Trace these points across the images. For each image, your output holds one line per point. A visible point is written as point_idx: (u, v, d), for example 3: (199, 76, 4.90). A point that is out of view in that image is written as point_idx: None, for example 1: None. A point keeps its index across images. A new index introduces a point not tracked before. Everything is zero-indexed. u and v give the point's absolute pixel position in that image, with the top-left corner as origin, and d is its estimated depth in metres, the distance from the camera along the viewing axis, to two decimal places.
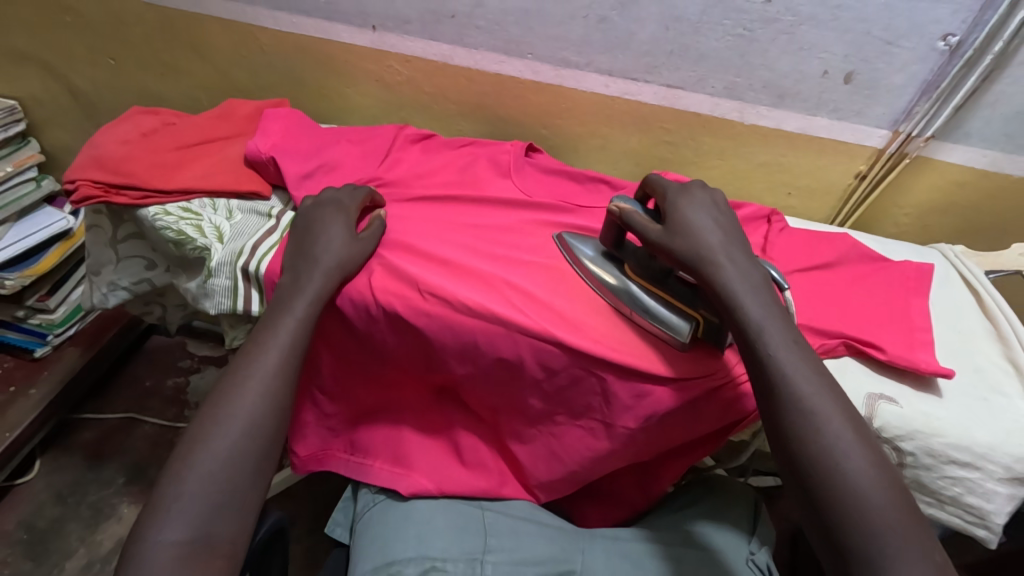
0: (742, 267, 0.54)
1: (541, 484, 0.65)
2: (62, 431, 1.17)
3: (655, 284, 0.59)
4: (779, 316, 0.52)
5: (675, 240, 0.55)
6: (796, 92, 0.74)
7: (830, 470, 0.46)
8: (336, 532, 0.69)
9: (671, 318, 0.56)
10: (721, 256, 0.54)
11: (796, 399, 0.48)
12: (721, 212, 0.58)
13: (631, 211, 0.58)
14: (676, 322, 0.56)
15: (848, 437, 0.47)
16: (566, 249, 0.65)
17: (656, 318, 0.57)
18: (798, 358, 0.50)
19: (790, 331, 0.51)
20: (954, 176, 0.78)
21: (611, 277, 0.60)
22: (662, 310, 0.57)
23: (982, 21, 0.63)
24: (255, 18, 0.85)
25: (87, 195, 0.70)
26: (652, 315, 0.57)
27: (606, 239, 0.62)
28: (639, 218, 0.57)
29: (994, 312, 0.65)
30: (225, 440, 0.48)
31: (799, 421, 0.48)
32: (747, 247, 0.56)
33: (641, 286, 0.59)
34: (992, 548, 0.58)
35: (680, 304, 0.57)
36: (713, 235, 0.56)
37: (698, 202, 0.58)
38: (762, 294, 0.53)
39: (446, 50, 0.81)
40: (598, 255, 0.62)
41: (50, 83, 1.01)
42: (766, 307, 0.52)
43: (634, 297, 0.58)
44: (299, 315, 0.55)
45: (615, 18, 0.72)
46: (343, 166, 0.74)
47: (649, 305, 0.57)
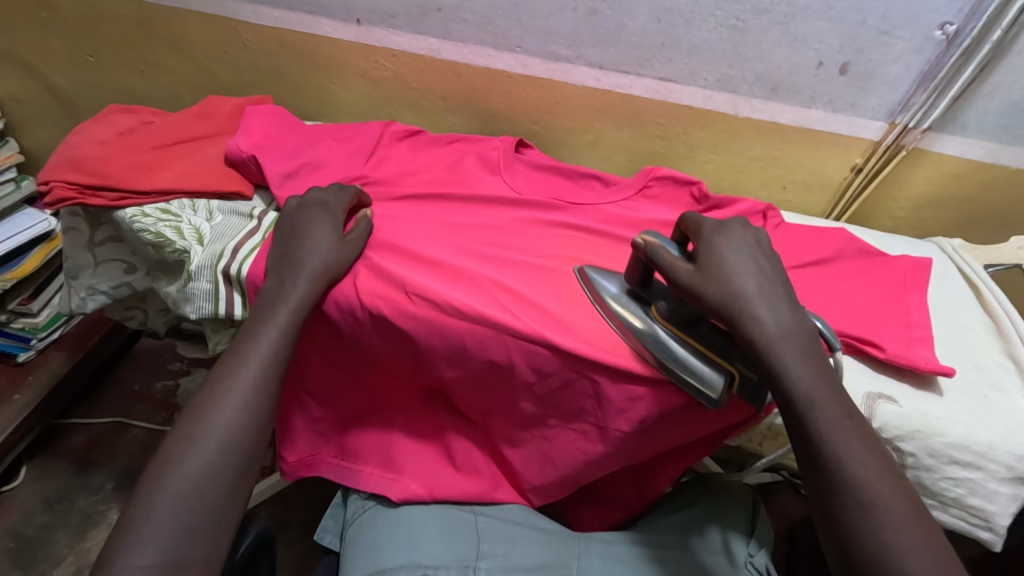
0: (784, 318, 0.50)
1: (535, 487, 0.64)
2: (48, 437, 1.15)
3: (687, 332, 0.53)
4: (807, 350, 0.49)
5: (708, 283, 0.51)
6: (791, 84, 0.72)
7: (870, 524, 0.43)
8: (325, 539, 0.67)
9: (705, 371, 0.50)
10: (761, 303, 0.50)
11: (831, 446, 0.45)
12: (761, 254, 0.55)
13: (658, 246, 0.53)
14: (709, 375, 0.50)
15: (887, 488, 0.44)
16: (588, 285, 0.59)
17: (686, 369, 0.51)
18: (829, 395, 0.47)
19: (824, 371, 0.48)
20: (951, 168, 0.77)
21: (637, 320, 0.54)
22: (694, 362, 0.51)
23: (980, 10, 0.62)
24: (236, 13, 0.82)
25: (63, 197, 0.68)
26: (682, 365, 0.51)
27: (631, 276, 0.56)
28: (668, 255, 0.53)
29: (994, 307, 0.64)
30: (202, 456, 0.47)
31: (836, 471, 0.45)
32: (791, 295, 0.52)
33: (671, 332, 0.53)
34: (994, 549, 0.57)
35: (714, 357, 0.51)
36: (753, 280, 0.52)
37: (735, 241, 0.54)
38: (794, 329, 0.50)
39: (433, 45, 0.79)
40: (623, 293, 0.57)
41: (28, 81, 0.98)
42: (804, 359, 0.48)
43: (663, 344, 0.52)
44: (281, 323, 0.53)
45: (605, 11, 0.71)
46: (329, 166, 0.72)
47: (678, 355, 0.51)
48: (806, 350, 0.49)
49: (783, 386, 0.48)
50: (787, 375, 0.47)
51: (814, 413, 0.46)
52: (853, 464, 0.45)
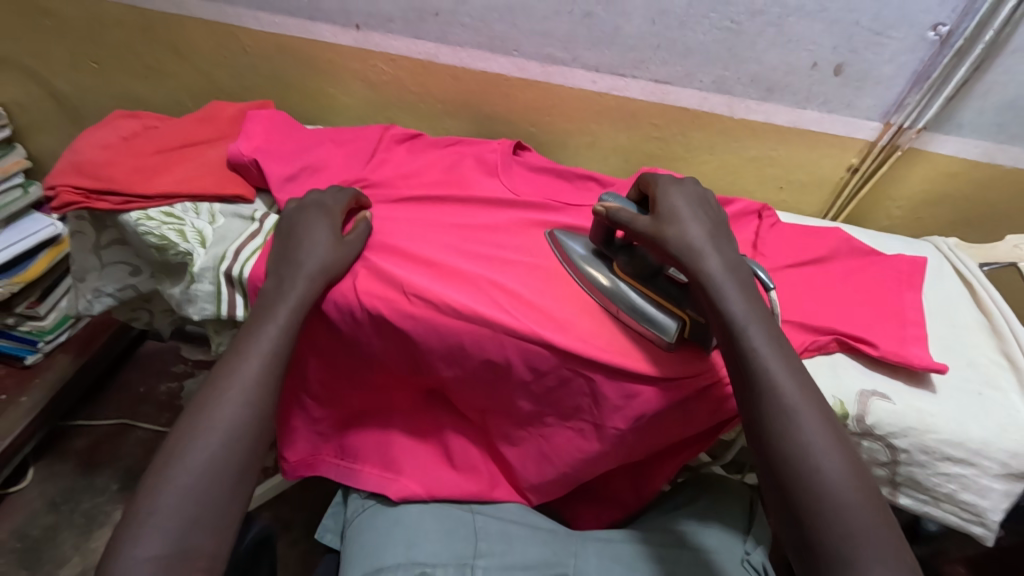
0: (727, 264, 0.53)
1: (532, 486, 0.64)
2: (54, 438, 1.16)
3: (646, 284, 0.58)
4: (774, 337, 0.50)
5: (662, 235, 0.55)
6: (786, 84, 0.73)
7: (827, 509, 0.44)
8: (326, 538, 0.68)
9: (661, 317, 0.56)
10: (708, 250, 0.54)
11: (792, 432, 0.46)
12: (708, 205, 0.58)
13: (619, 209, 0.58)
14: (663, 321, 0.55)
15: (845, 471, 0.45)
16: (556, 245, 0.64)
17: (643, 317, 0.56)
18: (790, 376, 0.48)
19: (786, 352, 0.49)
20: (947, 168, 0.77)
21: (603, 277, 0.59)
22: (651, 310, 0.56)
23: (972, 10, 0.62)
24: (237, 19, 0.83)
25: (68, 201, 0.69)
26: (641, 314, 0.56)
27: (596, 236, 0.61)
28: (625, 214, 0.57)
29: (989, 305, 0.65)
30: (205, 453, 0.48)
31: (797, 457, 0.46)
32: (732, 242, 0.56)
33: (632, 285, 0.58)
34: (988, 545, 0.57)
35: (668, 304, 0.56)
36: (700, 230, 0.55)
37: (687, 195, 0.58)
38: (765, 320, 0.51)
39: (431, 49, 0.80)
40: (588, 253, 0.61)
41: (34, 88, 1.00)
42: (753, 315, 0.50)
43: (623, 296, 0.57)
44: (282, 321, 0.54)
45: (600, 13, 0.71)
46: (328, 168, 0.73)
47: (637, 305, 0.57)
48: (774, 335, 0.50)
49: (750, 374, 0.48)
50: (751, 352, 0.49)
51: (779, 400, 0.47)
52: (814, 451, 0.45)
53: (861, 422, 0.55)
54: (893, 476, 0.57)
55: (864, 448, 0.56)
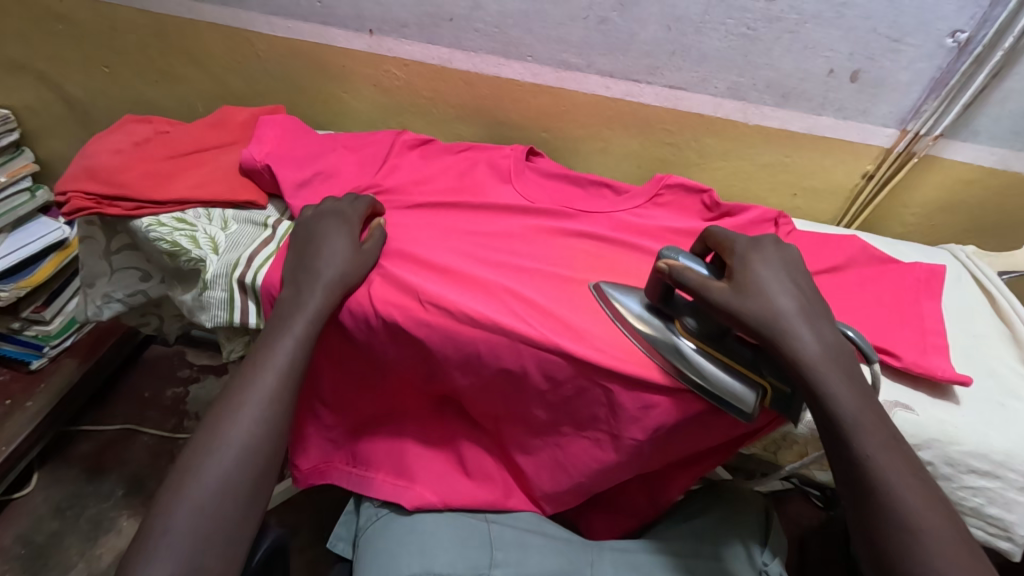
0: (823, 335, 0.50)
1: (547, 495, 0.64)
2: (59, 443, 1.15)
3: (717, 350, 0.53)
4: (853, 387, 0.48)
5: (746, 303, 0.50)
6: (801, 91, 0.72)
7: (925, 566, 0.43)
8: (338, 547, 0.67)
9: (739, 389, 0.51)
10: (800, 325, 0.50)
11: (883, 484, 0.45)
12: (793, 270, 0.54)
13: (685, 270, 0.52)
14: (742, 393, 0.51)
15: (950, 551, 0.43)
16: (605, 302, 0.59)
17: (721, 387, 0.51)
18: (893, 453, 0.46)
19: (884, 421, 0.47)
20: (963, 175, 0.77)
21: (666, 339, 0.54)
22: (728, 380, 0.51)
23: (991, 17, 0.62)
24: (249, 24, 0.83)
25: (80, 207, 0.68)
26: (715, 385, 0.51)
27: (652, 293, 0.55)
28: (693, 276, 0.52)
29: (1009, 313, 0.64)
30: (221, 464, 0.47)
31: (888, 512, 0.44)
32: (825, 311, 0.52)
33: (701, 350, 0.53)
34: (1016, 560, 0.56)
35: (745, 374, 0.52)
36: (788, 300, 0.51)
37: (770, 261, 0.54)
38: (838, 361, 0.49)
39: (445, 54, 0.80)
40: (644, 310, 0.56)
41: (44, 92, 1.00)
42: (854, 390, 0.48)
43: (695, 363, 0.52)
44: (298, 332, 0.54)
45: (615, 19, 0.71)
46: (341, 174, 0.72)
47: (711, 373, 0.51)
48: (851, 381, 0.48)
49: (834, 426, 0.47)
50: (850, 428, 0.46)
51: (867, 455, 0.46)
52: (907, 505, 0.44)
53: None
54: None
55: None
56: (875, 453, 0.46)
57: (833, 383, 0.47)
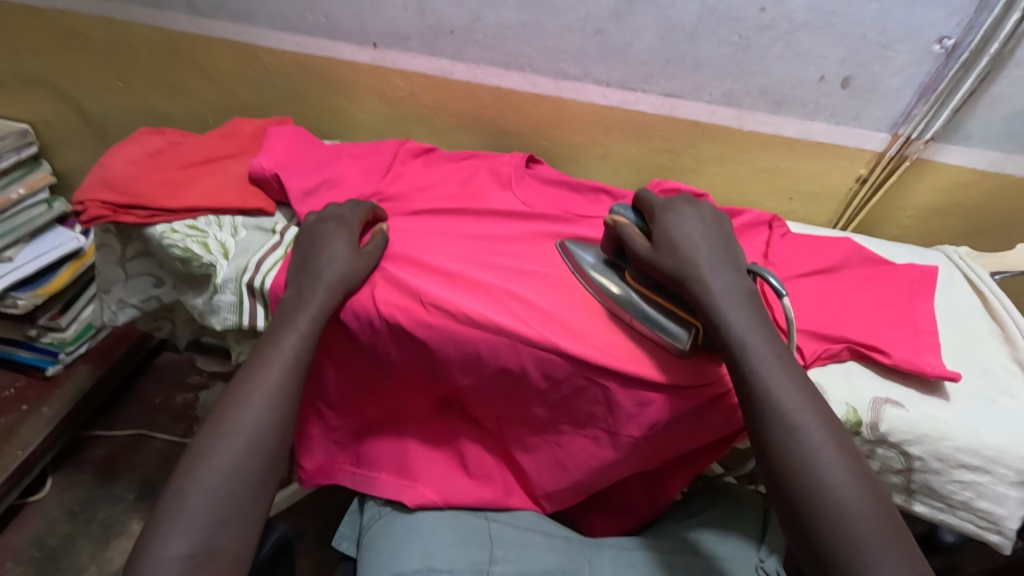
0: (728, 276, 0.56)
1: (548, 494, 0.65)
2: (73, 449, 1.18)
3: (654, 292, 0.58)
4: (774, 353, 0.51)
5: (667, 249, 0.57)
6: (794, 97, 0.74)
7: (824, 513, 0.45)
8: (342, 545, 0.69)
9: (671, 325, 0.56)
10: (710, 267, 0.56)
11: (791, 437, 0.48)
12: (708, 223, 0.60)
13: (625, 225, 0.60)
14: (672, 327, 0.56)
15: (823, 442, 0.47)
16: (568, 256, 0.65)
17: (658, 326, 0.56)
18: (778, 366, 0.51)
19: (774, 343, 0.52)
20: (955, 178, 0.78)
21: (613, 286, 0.60)
22: (659, 317, 0.57)
23: (977, 24, 0.64)
24: (258, 39, 0.86)
25: (97, 216, 0.71)
26: (650, 321, 0.57)
27: (606, 247, 0.63)
28: (630, 229, 0.60)
29: (1001, 313, 0.65)
30: (231, 453, 0.49)
31: (794, 463, 0.47)
32: (734, 260, 0.57)
33: (642, 295, 0.58)
34: (1006, 553, 0.57)
35: (677, 312, 0.57)
36: (704, 246, 0.57)
37: (688, 214, 0.60)
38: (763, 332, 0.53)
39: (446, 66, 0.82)
40: (599, 263, 0.63)
41: (62, 107, 1.03)
42: (748, 317, 0.53)
43: (635, 305, 0.58)
44: (303, 329, 0.56)
45: (611, 30, 0.73)
46: (346, 182, 0.75)
47: (649, 313, 0.57)
48: (774, 349, 0.52)
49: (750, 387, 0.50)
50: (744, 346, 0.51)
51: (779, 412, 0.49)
52: (815, 459, 0.47)
53: (874, 430, 0.55)
54: (908, 483, 0.58)
55: (879, 455, 0.57)
56: (768, 377, 0.50)
57: (753, 348, 0.51)
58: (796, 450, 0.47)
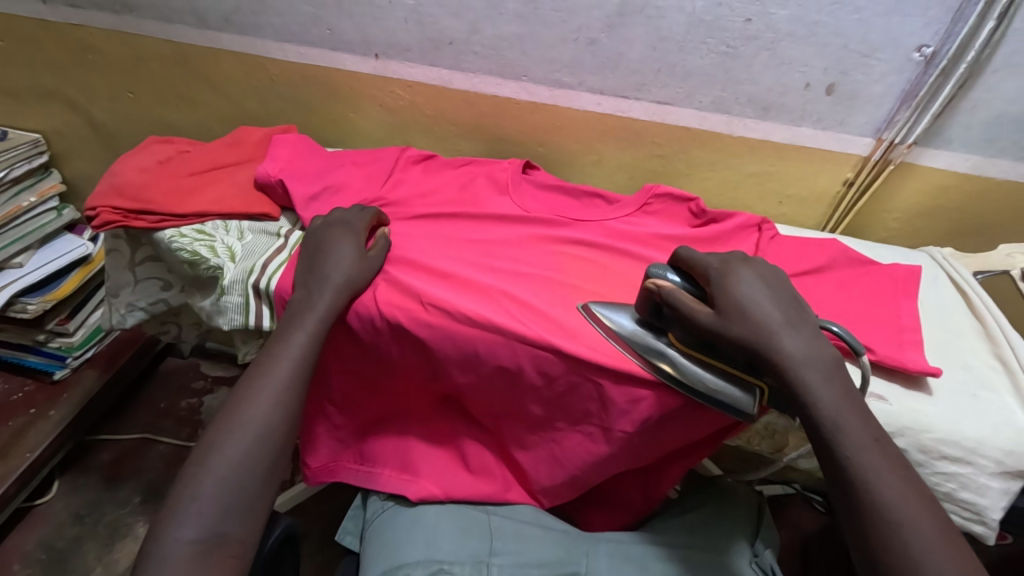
0: (805, 340, 0.53)
1: (544, 489, 0.67)
2: (80, 453, 1.20)
3: (711, 356, 0.55)
4: (866, 432, 0.49)
5: (735, 317, 0.53)
6: (781, 104, 0.77)
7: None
8: (346, 539, 0.70)
9: (736, 392, 0.53)
10: (785, 332, 0.53)
11: (892, 532, 0.46)
12: (770, 282, 0.57)
13: (673, 289, 0.55)
14: (740, 396, 0.53)
15: (899, 484, 0.47)
16: (597, 321, 0.60)
17: (724, 395, 0.53)
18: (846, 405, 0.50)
19: (836, 379, 0.51)
20: (939, 180, 0.80)
21: (664, 354, 0.56)
22: (722, 383, 0.53)
23: (954, 33, 0.66)
24: (264, 51, 0.89)
25: (108, 221, 0.73)
26: (716, 392, 0.53)
27: (643, 309, 0.58)
28: (681, 294, 0.55)
29: (981, 310, 0.67)
30: (241, 443, 0.51)
31: (883, 530, 0.46)
32: (804, 318, 0.54)
33: (699, 362, 0.55)
34: (990, 544, 0.59)
35: (737, 375, 0.54)
36: (773, 309, 0.54)
37: (744, 274, 0.56)
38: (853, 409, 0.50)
39: (446, 75, 0.85)
40: (637, 326, 0.58)
41: (73, 117, 1.06)
42: (815, 360, 0.51)
43: (696, 375, 0.54)
44: (310, 328, 0.58)
45: (604, 40, 0.76)
46: (348, 189, 0.77)
47: (712, 383, 0.53)
48: (859, 417, 0.50)
49: (843, 473, 0.48)
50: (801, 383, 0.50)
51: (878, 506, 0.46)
52: (905, 525, 0.46)
53: None
54: None
55: None
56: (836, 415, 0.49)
57: (838, 417, 0.49)
58: (901, 547, 0.45)
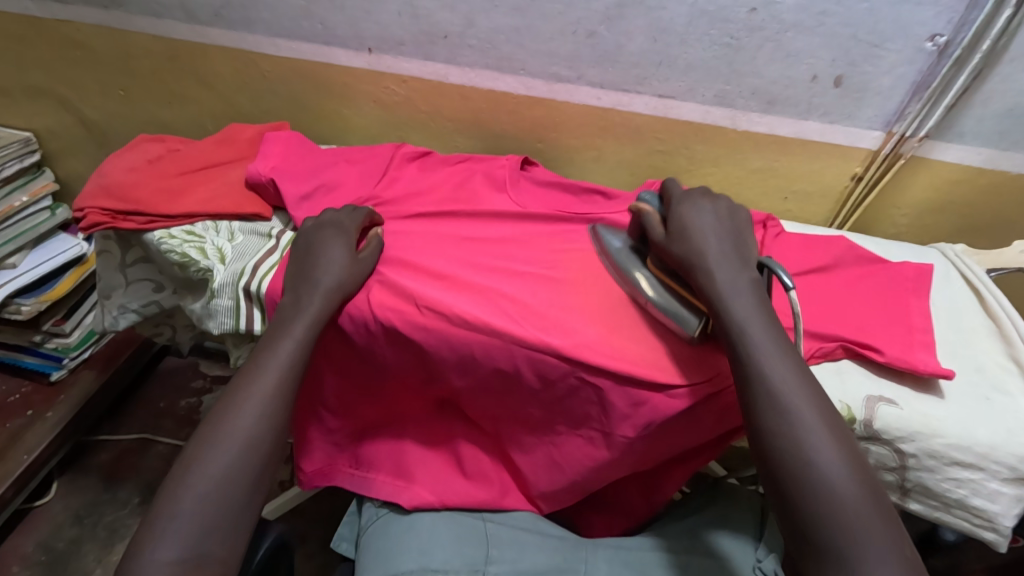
0: (732, 272, 0.55)
1: (543, 494, 0.66)
2: (79, 454, 1.19)
3: (670, 277, 0.59)
4: (803, 395, 0.49)
5: (677, 240, 0.57)
6: (786, 97, 0.74)
7: (836, 551, 0.43)
8: (342, 547, 0.70)
9: (679, 308, 0.57)
10: (717, 257, 0.56)
11: (808, 472, 0.46)
12: (722, 217, 0.60)
13: (649, 211, 0.61)
14: (682, 313, 0.56)
15: (831, 448, 0.46)
16: (597, 239, 0.66)
17: (667, 310, 0.57)
18: (783, 368, 0.50)
19: (778, 338, 0.51)
20: (949, 175, 0.78)
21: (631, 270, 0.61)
22: (667, 299, 0.57)
23: (968, 21, 0.64)
24: (256, 46, 0.87)
25: (96, 222, 0.72)
26: (659, 306, 0.57)
27: (634, 233, 0.64)
28: (652, 216, 0.61)
29: (996, 310, 0.65)
30: (224, 459, 0.50)
31: (810, 492, 0.45)
32: (745, 251, 0.57)
33: (656, 280, 0.59)
34: (1002, 551, 0.58)
35: (690, 298, 0.57)
36: (714, 239, 0.57)
37: (700, 206, 0.60)
38: (790, 360, 0.50)
39: (441, 70, 0.83)
40: (626, 247, 0.63)
41: (64, 116, 1.05)
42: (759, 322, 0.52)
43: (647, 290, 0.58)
44: (298, 335, 0.56)
45: (603, 32, 0.74)
46: (342, 187, 0.75)
47: (660, 298, 0.58)
48: (800, 382, 0.49)
49: (776, 437, 0.47)
50: (770, 374, 0.49)
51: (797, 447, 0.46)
52: (833, 488, 0.45)
53: (868, 427, 0.56)
54: (902, 481, 0.58)
55: (872, 452, 0.57)
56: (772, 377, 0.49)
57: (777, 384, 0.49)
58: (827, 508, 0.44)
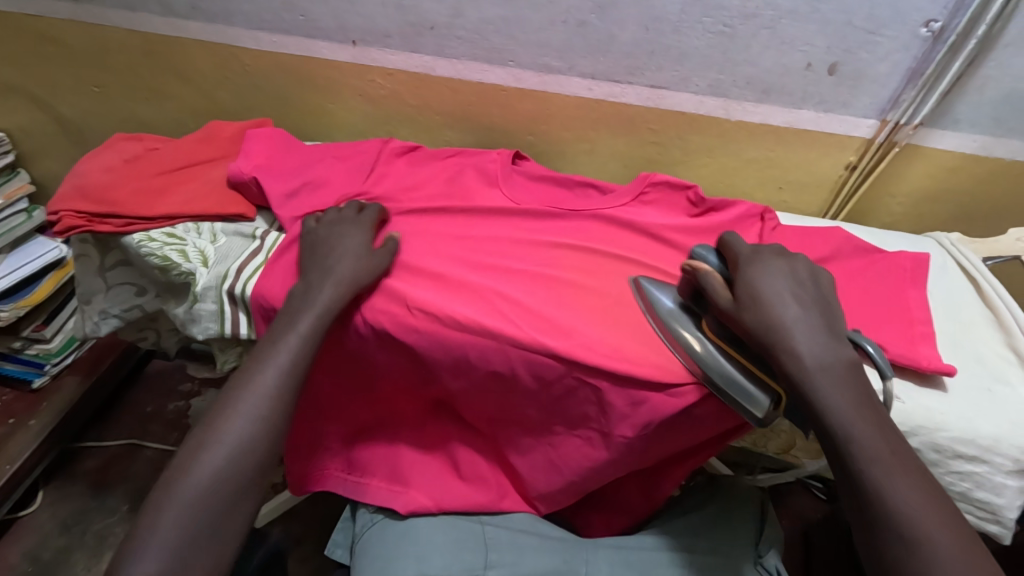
0: (824, 343, 0.49)
1: (541, 495, 0.64)
2: (65, 461, 1.16)
3: (734, 347, 0.52)
4: (858, 402, 0.46)
5: (751, 310, 0.51)
6: (781, 86, 0.73)
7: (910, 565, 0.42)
8: (336, 553, 0.68)
9: (750, 387, 0.50)
10: (800, 331, 0.50)
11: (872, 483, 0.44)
12: (802, 283, 0.54)
13: (708, 272, 0.54)
14: (755, 394, 0.50)
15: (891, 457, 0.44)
16: (641, 294, 0.59)
17: (739, 391, 0.51)
18: (834, 376, 0.47)
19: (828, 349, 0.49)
20: (945, 162, 0.78)
21: (691, 338, 0.54)
22: (738, 376, 0.51)
23: (965, 5, 0.62)
24: (236, 40, 0.84)
25: (71, 226, 0.69)
26: (728, 386, 0.51)
27: (684, 291, 0.57)
28: (715, 277, 0.53)
29: (993, 298, 0.64)
30: (203, 464, 0.48)
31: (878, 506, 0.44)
32: (833, 321, 0.51)
33: (722, 351, 0.52)
34: (1005, 543, 0.57)
35: (762, 376, 0.51)
36: (794, 307, 0.51)
37: (772, 268, 0.54)
38: (841, 371, 0.48)
39: (428, 62, 0.81)
40: (676, 307, 0.57)
41: (39, 115, 1.01)
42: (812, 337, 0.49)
43: (713, 363, 0.52)
44: (282, 338, 0.54)
45: (594, 22, 0.72)
46: (330, 184, 0.73)
47: (727, 373, 0.51)
48: (853, 389, 0.47)
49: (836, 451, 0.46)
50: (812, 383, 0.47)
51: (887, 504, 0.43)
52: (900, 499, 0.43)
53: None
54: None
55: None
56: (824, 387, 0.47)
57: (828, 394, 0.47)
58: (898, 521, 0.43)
